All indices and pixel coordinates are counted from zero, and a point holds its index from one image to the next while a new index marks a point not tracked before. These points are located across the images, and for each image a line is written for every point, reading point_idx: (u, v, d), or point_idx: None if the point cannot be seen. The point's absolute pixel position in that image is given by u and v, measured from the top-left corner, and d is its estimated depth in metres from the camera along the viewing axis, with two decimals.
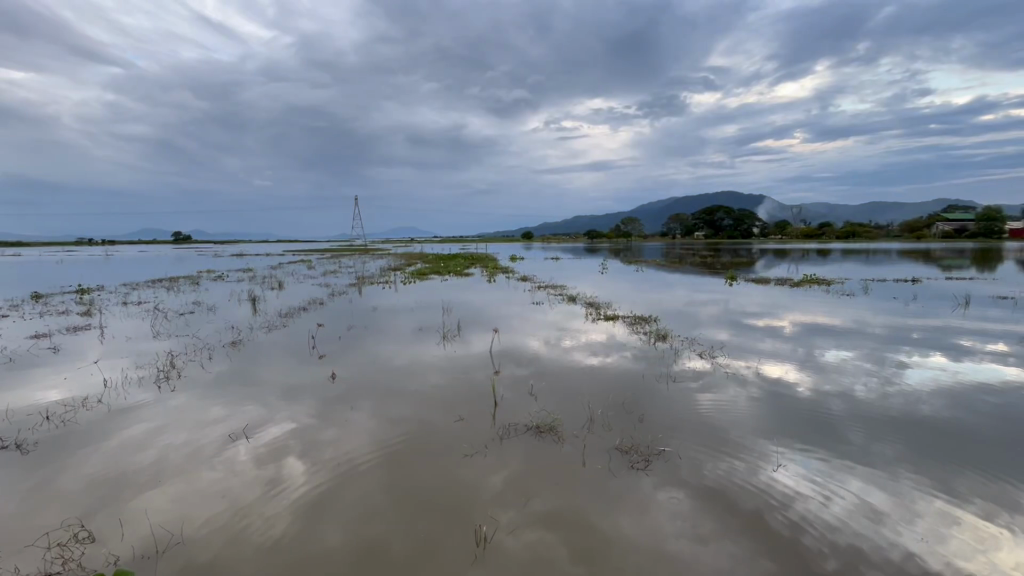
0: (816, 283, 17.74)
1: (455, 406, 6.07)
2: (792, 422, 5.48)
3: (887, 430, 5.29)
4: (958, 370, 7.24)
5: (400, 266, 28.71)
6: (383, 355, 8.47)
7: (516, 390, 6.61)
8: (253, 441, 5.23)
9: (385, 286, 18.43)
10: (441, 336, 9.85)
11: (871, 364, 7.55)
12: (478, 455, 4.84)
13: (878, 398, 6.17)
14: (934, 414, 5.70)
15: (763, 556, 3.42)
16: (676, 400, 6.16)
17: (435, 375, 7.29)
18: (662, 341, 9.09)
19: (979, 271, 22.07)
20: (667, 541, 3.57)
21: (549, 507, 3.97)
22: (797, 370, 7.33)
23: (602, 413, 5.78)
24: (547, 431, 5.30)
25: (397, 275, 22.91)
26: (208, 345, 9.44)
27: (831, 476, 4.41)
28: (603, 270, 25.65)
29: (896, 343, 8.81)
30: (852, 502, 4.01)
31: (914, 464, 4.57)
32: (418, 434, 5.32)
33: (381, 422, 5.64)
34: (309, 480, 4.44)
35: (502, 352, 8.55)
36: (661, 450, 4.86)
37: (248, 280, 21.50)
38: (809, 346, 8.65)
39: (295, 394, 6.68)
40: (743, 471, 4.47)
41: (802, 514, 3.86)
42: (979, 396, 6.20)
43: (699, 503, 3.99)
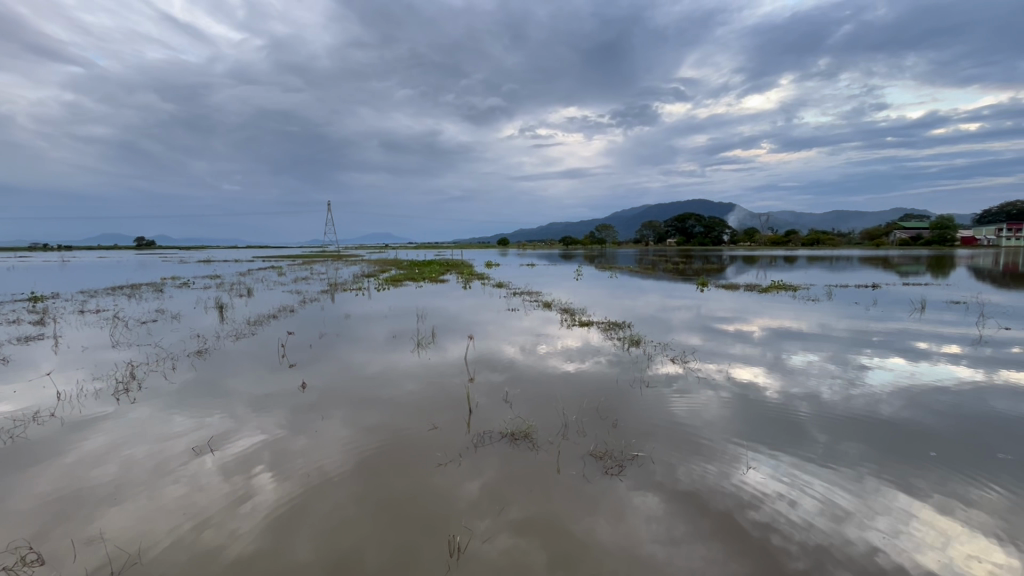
0: (783, 288, 18.30)
1: (429, 415, 6.00)
2: (761, 424, 5.62)
3: (850, 430, 5.48)
4: (916, 372, 7.54)
5: (373, 272, 28.31)
6: (355, 364, 8.32)
7: (492, 396, 6.59)
8: (219, 454, 5.05)
9: (358, 293, 18.13)
10: (415, 343, 9.75)
11: (835, 367, 7.81)
12: (452, 463, 4.79)
13: (842, 400, 6.38)
14: (893, 413, 5.94)
15: (734, 557, 3.48)
16: (650, 405, 6.23)
17: (409, 383, 7.21)
18: (636, 346, 9.22)
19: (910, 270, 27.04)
20: (641, 545, 3.59)
21: (525, 514, 3.95)
22: (766, 373, 7.52)
23: (576, 419, 5.80)
24: (521, 438, 5.29)
25: (371, 281, 22.63)
26: (172, 355, 9.10)
27: (799, 476, 4.53)
28: (577, 277, 25.83)
29: (858, 346, 9.13)
30: (818, 502, 4.13)
31: (876, 463, 4.73)
32: (391, 443, 5.23)
33: (354, 432, 5.53)
34: (277, 493, 4.31)
35: (477, 359, 8.53)
36: (635, 455, 4.91)
37: (215, 287, 20.87)
38: (777, 350, 8.89)
39: (264, 404, 6.49)
40: (715, 474, 4.55)
41: (770, 514, 3.94)
42: (934, 396, 6.49)
43: (673, 507, 4.03)
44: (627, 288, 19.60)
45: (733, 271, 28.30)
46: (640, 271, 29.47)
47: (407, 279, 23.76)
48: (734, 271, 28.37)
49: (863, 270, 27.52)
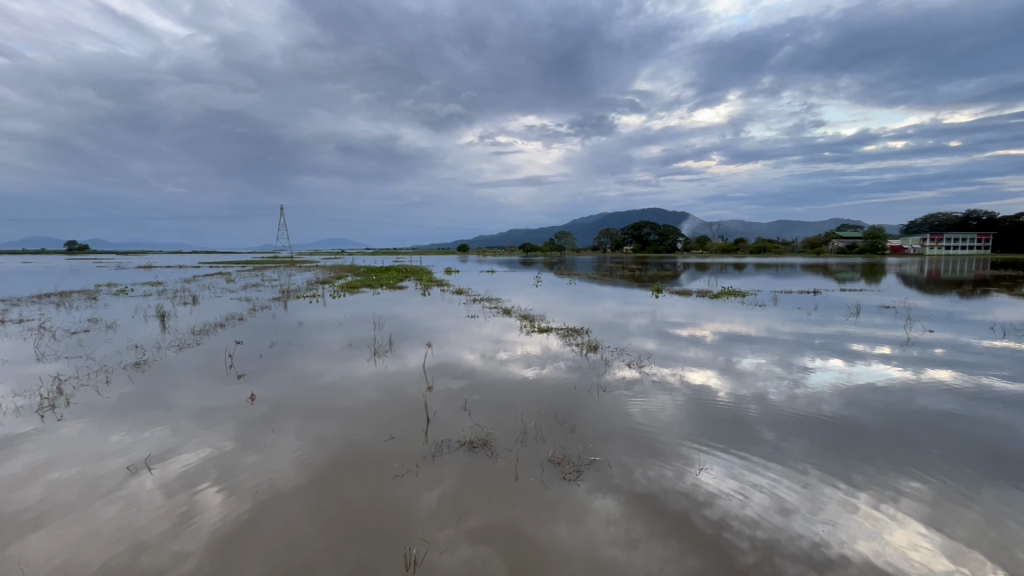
0: (732, 294, 19.16)
1: (385, 424, 5.87)
2: (714, 425, 5.82)
3: (795, 428, 5.76)
4: (854, 373, 8.03)
5: (328, 279, 27.42)
6: (309, 373, 8.04)
7: (450, 404, 6.52)
8: (159, 472, 4.75)
9: (312, 300, 17.55)
10: (371, 351, 9.54)
11: (781, 369, 8.21)
12: (409, 474, 4.70)
13: (787, 400, 6.71)
14: (832, 412, 6.29)
15: (689, 555, 3.57)
16: (608, 409, 6.34)
17: (365, 392, 7.04)
18: (593, 351, 9.38)
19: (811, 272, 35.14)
20: (600, 548, 3.64)
21: (485, 522, 3.93)
22: (717, 376, 7.81)
23: (535, 426, 5.82)
24: (479, 446, 5.25)
25: (326, 288, 22.00)
26: (105, 367, 8.50)
27: (748, 474, 4.73)
28: (537, 283, 26.11)
29: (802, 349, 9.63)
30: (766, 498, 4.31)
31: (817, 459, 5.00)
32: (345, 455, 5.08)
33: (307, 443, 5.35)
34: (224, 510, 4.11)
35: (436, 366, 8.44)
36: (592, 459, 4.97)
37: (156, 295, 19.69)
38: (727, 354, 9.25)
39: (210, 417, 6.17)
40: (672, 476, 4.66)
41: (722, 512, 4.07)
42: (869, 395, 6.92)
43: (631, 509, 4.11)
44: (585, 294, 19.97)
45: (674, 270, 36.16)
46: (603, 271, 37.08)
47: (364, 286, 23.25)
48: (689, 271, 36.20)
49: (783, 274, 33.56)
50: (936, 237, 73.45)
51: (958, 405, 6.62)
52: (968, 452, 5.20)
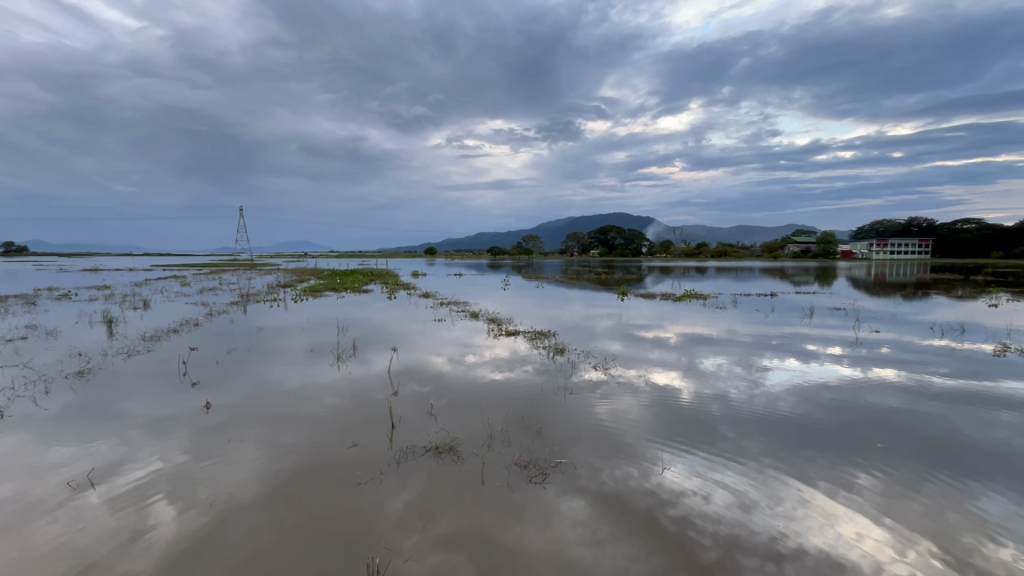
0: (694, 297, 19.71)
1: (349, 431, 5.75)
2: (677, 425, 5.97)
3: (754, 426, 5.97)
4: (807, 372, 8.39)
5: (288, 282, 26.58)
6: (269, 380, 7.79)
7: (416, 409, 6.44)
8: (105, 487, 4.50)
9: (273, 305, 17.01)
10: (335, 356, 9.32)
11: (741, 369, 8.50)
12: (374, 481, 4.61)
13: (747, 399, 6.95)
14: (789, 410, 6.54)
15: (654, 553, 3.64)
16: (575, 411, 6.40)
17: (329, 398, 6.88)
18: (560, 354, 9.44)
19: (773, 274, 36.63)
20: (568, 549, 3.67)
21: (452, 527, 3.90)
22: (680, 376, 8.01)
23: (502, 429, 5.82)
24: (445, 451, 5.21)
25: (288, 292, 21.42)
26: (45, 377, 7.99)
27: (710, 472, 4.86)
28: (505, 286, 26.20)
29: (760, 349, 10.00)
30: (728, 494, 4.44)
31: (775, 455, 5.19)
32: (307, 463, 4.94)
33: (268, 453, 5.18)
34: (177, 525, 3.93)
35: (403, 370, 8.32)
36: (559, 461, 5.01)
37: (103, 300, 18.69)
38: (690, 355, 9.51)
39: (161, 427, 5.89)
40: (637, 476, 4.74)
41: (686, 510, 4.17)
42: (822, 393, 7.25)
43: (598, 510, 4.16)
44: (552, 297, 20.12)
45: (633, 267, 49.72)
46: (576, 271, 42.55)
47: (328, 289, 22.73)
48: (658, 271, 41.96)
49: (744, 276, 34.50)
50: (882, 242, 77.65)
51: (904, 401, 6.98)
52: (912, 445, 5.51)
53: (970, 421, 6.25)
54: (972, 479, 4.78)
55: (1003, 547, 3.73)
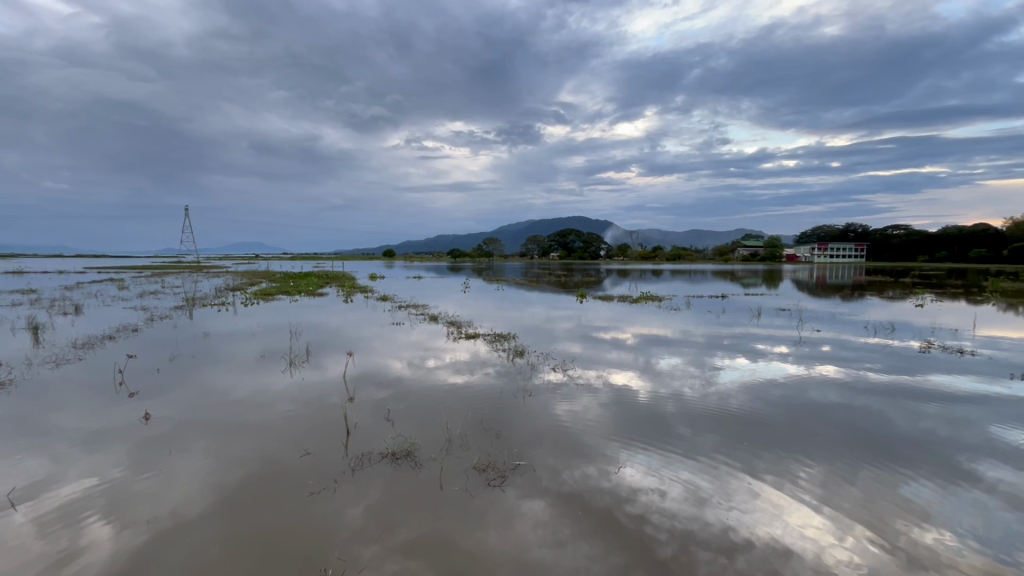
0: (650, 299, 20.31)
1: (302, 439, 5.55)
2: (633, 423, 6.11)
3: (706, 423, 6.19)
4: (756, 370, 8.79)
5: (237, 285, 25.48)
6: (217, 387, 7.44)
7: (373, 415, 6.30)
8: (31, 508, 4.15)
9: (221, 309, 16.23)
10: (287, 361, 9.00)
11: (695, 368, 8.80)
12: (328, 490, 4.48)
13: (700, 397, 7.19)
14: (739, 407, 6.81)
15: (613, 551, 3.70)
16: (534, 413, 6.44)
17: (281, 405, 6.62)
18: (520, 356, 9.48)
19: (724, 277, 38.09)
20: (530, 551, 3.69)
21: (412, 535, 3.83)
22: (637, 376, 8.21)
23: (460, 433, 5.77)
24: (402, 457, 5.12)
25: (237, 295, 20.54)
26: None
27: (666, 469, 5.00)
28: (466, 289, 26.16)
29: (712, 348, 10.42)
30: (683, 490, 4.58)
31: (726, 451, 5.40)
32: (256, 475, 4.73)
33: (214, 464, 4.93)
34: (113, 546, 3.67)
35: (359, 375, 8.13)
36: (517, 464, 5.02)
37: (29, 305, 17.33)
38: (647, 355, 9.76)
39: (94, 441, 5.50)
40: (596, 475, 4.81)
41: (643, 507, 4.27)
42: (769, 390, 7.61)
43: (558, 510, 4.20)
44: (512, 300, 20.26)
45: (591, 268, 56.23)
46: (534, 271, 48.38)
47: (281, 292, 21.96)
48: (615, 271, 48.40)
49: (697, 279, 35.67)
50: (823, 247, 82.46)
51: (842, 396, 7.43)
52: (850, 437, 5.86)
53: (900, 413, 6.72)
54: (903, 467, 5.12)
55: (930, 530, 4.01)
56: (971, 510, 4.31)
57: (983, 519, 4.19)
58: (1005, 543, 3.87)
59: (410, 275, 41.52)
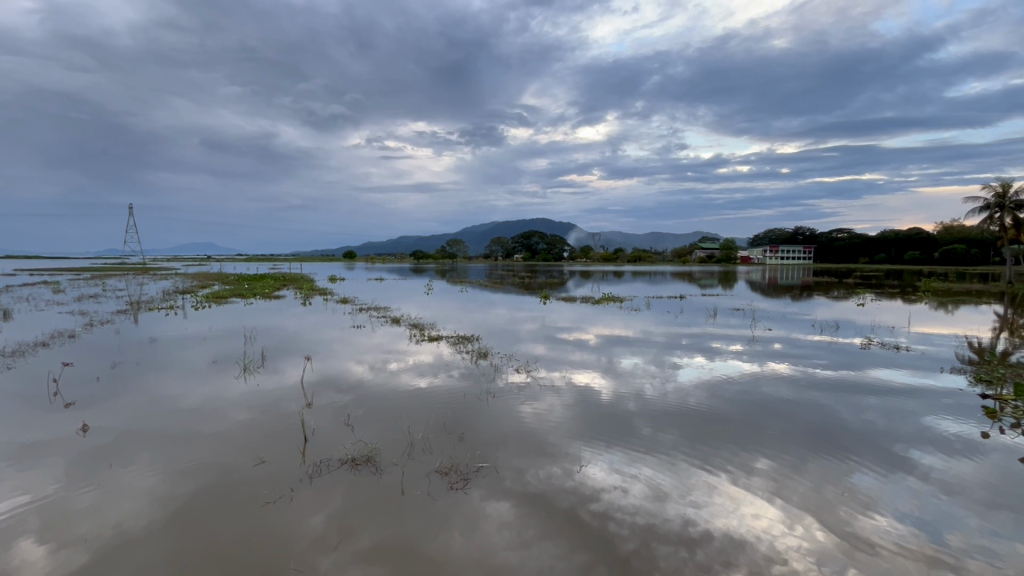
0: (612, 299, 20.70)
1: (257, 447, 5.36)
2: (596, 423, 6.20)
3: (666, 420, 6.36)
4: (713, 368, 9.09)
5: (187, 288, 24.35)
6: (165, 395, 7.07)
7: (332, 420, 6.15)
8: None
9: (169, 313, 15.41)
10: (241, 367, 8.66)
11: (655, 367, 9.02)
12: (284, 499, 4.34)
13: (660, 395, 7.39)
14: (697, 404, 7.04)
15: (577, 550, 3.74)
16: (499, 414, 6.44)
17: (234, 413, 6.36)
18: (484, 358, 9.47)
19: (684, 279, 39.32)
20: (495, 553, 3.68)
21: (375, 542, 3.76)
22: (600, 376, 8.34)
23: (423, 437, 5.71)
24: (363, 462, 5.02)
25: (186, 298, 19.60)
26: None
27: (628, 466, 5.11)
28: (429, 290, 25.94)
29: (671, 348, 10.70)
30: (644, 486, 4.69)
31: (685, 447, 5.57)
32: (208, 486, 4.52)
33: (162, 477, 4.68)
34: (48, 567, 3.43)
35: (318, 380, 7.90)
36: (481, 466, 5.00)
37: None
38: (609, 355, 9.93)
39: (26, 456, 5.12)
40: (560, 474, 4.86)
41: (606, 505, 4.34)
42: (725, 387, 7.90)
43: (523, 511, 4.21)
44: (477, 301, 20.21)
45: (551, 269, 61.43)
46: (495, 271, 52.16)
47: (234, 295, 21.07)
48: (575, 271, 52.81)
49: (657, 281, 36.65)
50: (775, 250, 86.24)
51: (793, 391, 7.80)
52: (801, 430, 6.14)
53: (845, 406, 7.11)
54: (847, 457, 5.42)
55: (871, 515, 4.27)
56: (907, 496, 4.61)
57: (918, 503, 4.49)
58: (938, 525, 4.15)
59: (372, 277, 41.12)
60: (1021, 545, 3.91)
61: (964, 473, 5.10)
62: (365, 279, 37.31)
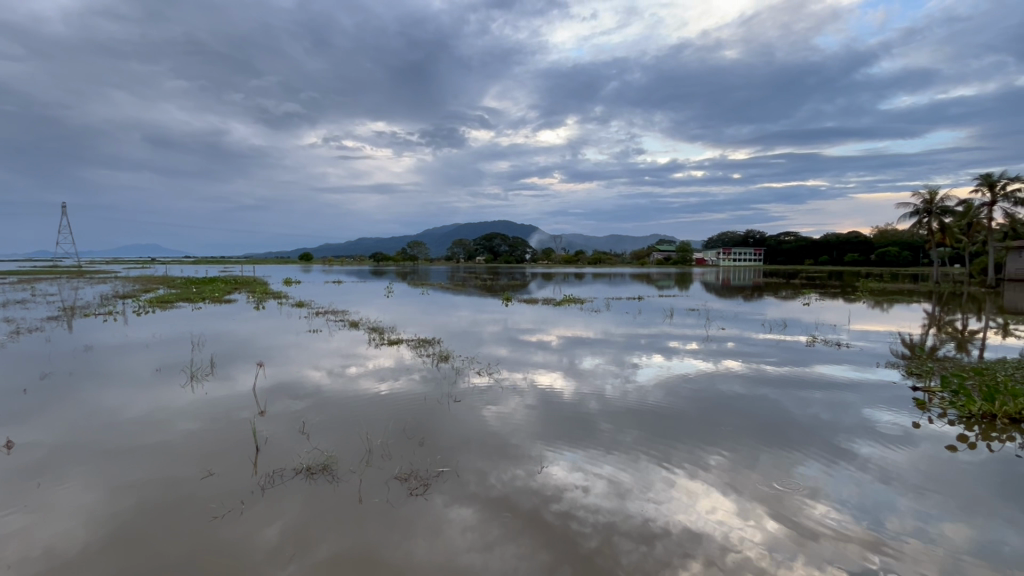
0: (573, 301, 20.97)
1: (205, 459, 5.11)
2: (558, 423, 6.26)
3: (626, 419, 6.50)
4: (670, 367, 9.34)
5: (128, 292, 22.97)
6: (104, 407, 6.64)
7: (286, 429, 5.94)
8: None
9: (107, 320, 14.44)
10: (188, 375, 8.24)
11: (615, 367, 9.18)
12: (235, 512, 4.16)
13: (621, 394, 7.54)
14: (655, 402, 7.22)
15: (541, 549, 3.76)
16: (462, 417, 6.40)
17: (181, 423, 6.04)
18: (446, 361, 9.39)
19: (642, 280, 40.40)
20: (458, 557, 3.66)
21: (333, 552, 3.65)
22: (562, 377, 8.43)
23: (382, 443, 5.60)
24: (318, 471, 4.87)
25: (127, 303, 18.44)
26: None
27: (590, 465, 5.18)
28: (389, 293, 25.48)
29: (631, 348, 10.93)
30: (606, 485, 4.77)
31: (645, 444, 5.70)
32: (150, 502, 4.27)
33: (98, 494, 4.38)
34: None
35: (273, 387, 7.62)
36: (441, 470, 4.95)
37: None
38: (571, 356, 10.04)
39: None
40: (523, 476, 4.88)
41: (568, 504, 4.39)
42: (683, 385, 8.14)
43: (485, 514, 4.19)
44: (439, 304, 20.01)
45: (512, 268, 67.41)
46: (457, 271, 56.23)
47: (180, 299, 20.03)
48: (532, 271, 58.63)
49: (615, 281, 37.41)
50: (727, 252, 89.62)
51: (745, 388, 8.12)
52: (753, 425, 6.40)
53: (792, 401, 7.47)
54: (795, 450, 5.68)
55: (818, 503, 4.51)
56: (850, 484, 4.88)
57: (858, 490, 4.77)
58: (878, 510, 4.42)
59: (329, 279, 39.91)
60: (949, 525, 4.22)
61: (899, 461, 5.45)
62: (320, 279, 39.38)
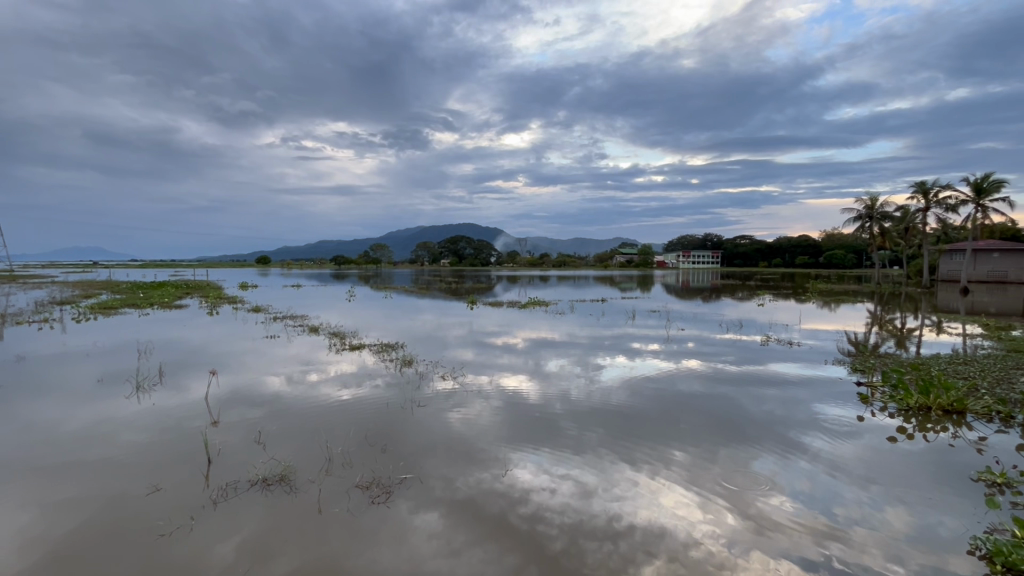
0: (538, 303, 21.13)
1: (151, 474, 4.84)
2: (525, 425, 6.28)
3: (590, 419, 6.60)
4: (633, 367, 9.52)
5: (67, 298, 21.57)
6: (39, 421, 6.20)
7: (241, 439, 5.71)
8: None
9: (42, 328, 13.48)
10: (134, 385, 7.80)
11: (580, 368, 9.30)
12: (185, 528, 3.96)
13: (585, 395, 7.64)
14: (618, 402, 7.35)
15: (508, 552, 3.76)
16: (427, 422, 6.33)
17: (125, 436, 5.71)
18: (410, 365, 9.28)
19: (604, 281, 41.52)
20: (424, 563, 3.61)
21: (292, 565, 3.53)
22: (528, 379, 8.47)
23: (343, 451, 5.47)
24: (275, 482, 4.71)
25: (65, 310, 17.30)
26: None
27: (556, 465, 5.23)
28: (352, 296, 24.96)
29: (594, 349, 11.09)
30: (572, 485, 4.82)
31: (610, 444, 5.79)
32: (89, 521, 4.01)
33: (31, 515, 4.07)
34: None
35: (228, 395, 7.32)
36: (405, 477, 4.87)
37: None
38: (536, 358, 10.10)
39: None
40: (489, 479, 4.86)
41: (535, 505, 4.41)
42: (645, 385, 8.31)
43: (451, 519, 4.16)
44: (403, 307, 19.76)
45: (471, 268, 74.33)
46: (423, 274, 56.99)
47: (126, 305, 18.94)
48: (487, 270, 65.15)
49: (580, 284, 38.05)
50: (687, 254, 92.48)
51: (704, 386, 8.37)
52: (713, 423, 6.61)
53: (749, 398, 7.76)
54: (752, 446, 5.90)
55: (773, 496, 4.70)
56: (802, 476, 5.10)
57: (810, 482, 5.00)
58: (828, 500, 4.64)
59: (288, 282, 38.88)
60: (892, 512, 4.48)
61: (847, 453, 5.75)
62: (279, 282, 38.25)
